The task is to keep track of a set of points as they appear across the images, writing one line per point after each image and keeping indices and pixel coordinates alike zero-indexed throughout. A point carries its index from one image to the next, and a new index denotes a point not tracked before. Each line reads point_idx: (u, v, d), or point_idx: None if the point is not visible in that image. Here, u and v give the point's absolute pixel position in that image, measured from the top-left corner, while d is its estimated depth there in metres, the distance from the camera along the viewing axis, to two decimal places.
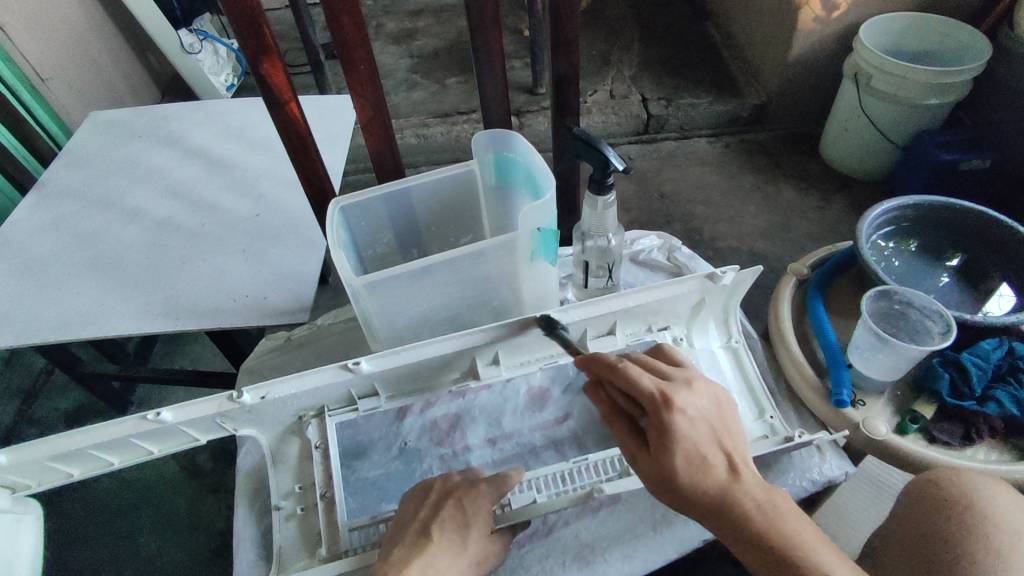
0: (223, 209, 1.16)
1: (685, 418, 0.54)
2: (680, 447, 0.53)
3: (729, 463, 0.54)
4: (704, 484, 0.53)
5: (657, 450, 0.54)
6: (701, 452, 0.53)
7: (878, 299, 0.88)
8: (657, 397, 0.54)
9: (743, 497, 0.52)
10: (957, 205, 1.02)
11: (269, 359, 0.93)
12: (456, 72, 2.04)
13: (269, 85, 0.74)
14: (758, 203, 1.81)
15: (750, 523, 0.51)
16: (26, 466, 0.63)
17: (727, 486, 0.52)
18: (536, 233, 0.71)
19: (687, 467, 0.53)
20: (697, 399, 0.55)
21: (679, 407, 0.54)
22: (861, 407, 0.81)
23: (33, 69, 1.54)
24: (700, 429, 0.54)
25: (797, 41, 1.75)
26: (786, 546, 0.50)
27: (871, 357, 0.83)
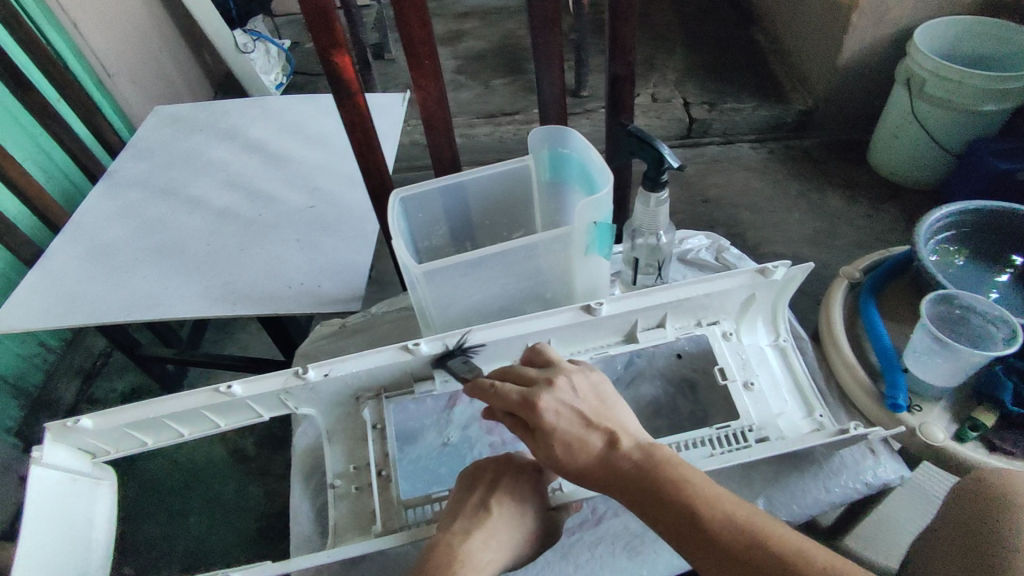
0: (279, 201, 1.21)
1: (550, 411, 0.57)
2: (553, 440, 0.56)
3: (604, 435, 0.56)
4: (587, 465, 0.55)
5: (542, 451, 0.57)
6: (575, 438, 0.56)
7: (938, 303, 0.87)
8: (521, 400, 0.58)
9: (619, 461, 0.54)
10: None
11: (325, 344, 0.96)
12: (501, 74, 2.07)
13: (338, 79, 0.78)
14: (803, 210, 1.78)
15: (634, 486, 0.53)
16: (108, 432, 0.67)
17: (604, 459, 0.55)
18: (592, 227, 0.72)
19: (566, 455, 0.56)
20: (558, 392, 0.58)
21: (537, 403, 0.57)
22: (918, 412, 0.80)
23: (101, 66, 1.62)
24: (567, 417, 0.57)
25: (847, 45, 1.72)
26: (670, 490, 0.51)
27: (928, 360, 0.81)
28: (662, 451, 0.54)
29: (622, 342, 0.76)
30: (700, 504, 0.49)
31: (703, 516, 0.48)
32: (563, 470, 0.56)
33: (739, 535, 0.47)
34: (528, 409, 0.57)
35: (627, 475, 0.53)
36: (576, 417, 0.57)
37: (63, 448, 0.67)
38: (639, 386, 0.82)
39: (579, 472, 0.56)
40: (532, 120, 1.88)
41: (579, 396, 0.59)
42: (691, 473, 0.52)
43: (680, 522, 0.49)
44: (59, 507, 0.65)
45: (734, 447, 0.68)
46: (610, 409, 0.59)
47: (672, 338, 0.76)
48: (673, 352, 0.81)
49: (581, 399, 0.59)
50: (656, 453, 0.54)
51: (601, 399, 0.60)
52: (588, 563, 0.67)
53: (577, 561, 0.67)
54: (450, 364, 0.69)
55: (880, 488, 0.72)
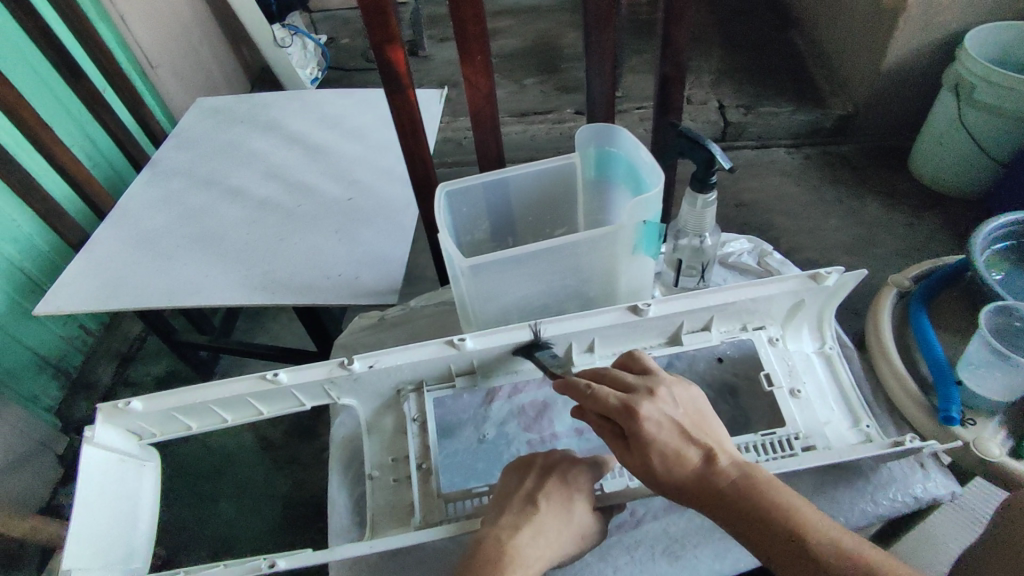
0: (318, 193, 1.22)
1: (652, 422, 0.56)
2: (652, 451, 0.56)
3: (704, 451, 0.56)
4: (685, 477, 0.56)
5: (636, 458, 0.57)
6: (675, 449, 0.56)
7: (997, 315, 0.84)
8: (622, 408, 0.57)
9: (719, 479, 0.55)
10: None
11: (364, 337, 0.97)
12: (535, 73, 2.06)
13: (389, 71, 0.78)
14: (841, 217, 1.75)
15: (733, 503, 0.54)
16: (156, 415, 0.68)
17: (704, 472, 0.55)
18: (641, 227, 0.71)
19: (663, 466, 0.56)
20: (661, 404, 0.57)
21: (642, 415, 0.56)
22: (972, 427, 0.79)
23: (144, 56, 1.65)
24: (669, 429, 0.56)
25: (892, 50, 1.68)
26: (773, 514, 0.52)
27: (985, 375, 0.81)
28: (762, 472, 0.55)
29: (664, 344, 0.76)
30: (804, 530, 0.51)
31: (807, 543, 0.51)
32: (660, 479, 0.56)
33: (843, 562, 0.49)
34: (632, 418, 0.56)
35: (725, 491, 0.55)
36: (677, 429, 0.56)
37: (112, 428, 0.68)
38: None
39: (672, 483, 0.56)
40: (565, 120, 1.87)
41: (679, 407, 0.58)
42: (794, 497, 0.53)
43: (779, 545, 0.52)
44: (108, 486, 0.66)
45: (779, 455, 0.66)
46: (707, 423, 0.59)
47: (717, 342, 0.75)
48: (715, 355, 0.79)
49: (680, 411, 0.58)
50: (756, 474, 0.55)
51: (698, 411, 0.59)
52: (627, 565, 0.66)
53: (616, 562, 0.67)
54: (540, 356, 0.70)
55: (931, 502, 0.70)
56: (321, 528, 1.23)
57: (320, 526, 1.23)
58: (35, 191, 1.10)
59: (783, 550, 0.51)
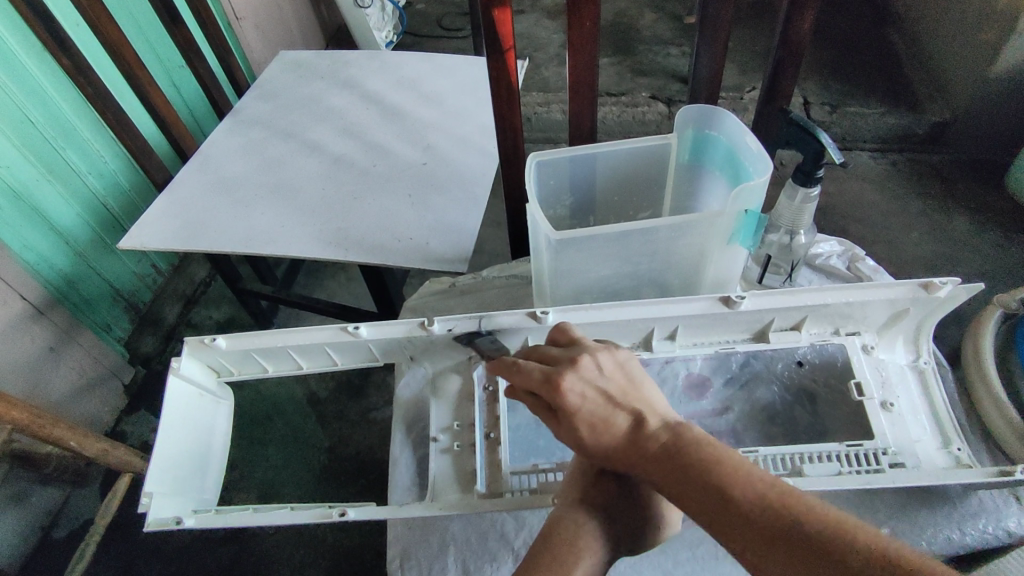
0: (393, 154, 1.21)
1: (575, 392, 0.54)
2: (577, 422, 0.54)
3: (632, 415, 0.53)
4: (616, 446, 0.53)
5: (565, 431, 0.55)
6: (601, 418, 0.53)
7: None
8: (544, 380, 0.55)
9: (646, 443, 0.51)
10: None
11: (433, 300, 0.96)
12: (611, 53, 2.01)
13: (493, 33, 0.76)
14: (923, 231, 1.65)
15: (664, 465, 0.50)
16: (237, 354, 0.70)
17: (632, 438, 0.52)
18: (741, 216, 0.68)
19: (592, 436, 0.53)
20: (583, 373, 0.55)
21: (562, 383, 0.54)
22: None
23: (231, 9, 1.68)
24: (593, 399, 0.54)
25: (1006, 54, 1.56)
26: (699, 470, 0.48)
27: None
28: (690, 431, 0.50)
29: (750, 340, 0.73)
30: (731, 483, 0.46)
31: (735, 495, 0.45)
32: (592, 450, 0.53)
33: (768, 509, 0.44)
34: (552, 390, 0.54)
35: (655, 455, 0.51)
36: (602, 397, 0.54)
37: (196, 362, 0.70)
38: (754, 389, 0.73)
39: (601, 452, 0.54)
40: (639, 103, 1.82)
41: (604, 374, 0.56)
42: (723, 451, 0.48)
43: (710, 503, 0.46)
44: (187, 417, 0.69)
45: (864, 469, 0.63)
46: (637, 387, 0.56)
47: (806, 343, 0.72)
48: (794, 359, 0.73)
49: (607, 378, 0.55)
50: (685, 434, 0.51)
51: (629, 377, 0.56)
52: (688, 561, 0.66)
53: (677, 557, 0.66)
54: (478, 342, 0.69)
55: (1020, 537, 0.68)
56: (362, 486, 1.25)
57: (362, 483, 1.25)
58: (129, 129, 1.13)
59: (714, 505, 0.46)
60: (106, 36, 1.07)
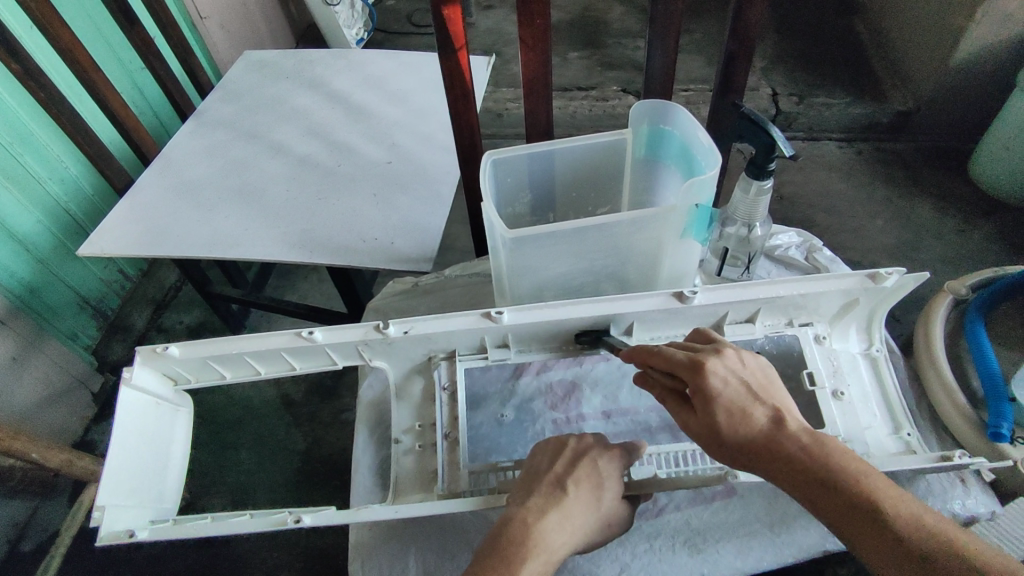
0: (358, 154, 1.20)
1: (717, 377, 0.53)
2: (716, 406, 0.53)
3: (772, 413, 0.52)
4: (752, 439, 0.51)
5: (699, 416, 0.54)
6: (741, 407, 0.52)
7: None
8: (687, 362, 0.55)
9: (788, 441, 0.50)
10: None
11: (396, 301, 0.94)
12: (580, 47, 2.01)
13: (445, 31, 0.76)
14: (887, 219, 1.69)
15: (804, 466, 0.49)
16: (193, 362, 0.69)
17: (771, 435, 0.51)
18: (693, 210, 0.68)
19: (729, 425, 0.52)
20: (727, 361, 0.55)
21: (709, 368, 0.54)
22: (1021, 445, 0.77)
23: (194, 7, 1.64)
24: (735, 386, 0.53)
25: (965, 43, 1.60)
26: (848, 481, 0.48)
27: None
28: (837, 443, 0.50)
29: None
30: (882, 503, 0.46)
31: (888, 516, 0.45)
32: (727, 442, 0.52)
33: (929, 540, 0.44)
34: (695, 371, 0.54)
35: (797, 454, 0.50)
36: (742, 387, 0.53)
37: (150, 370, 0.69)
38: None
39: (736, 445, 0.52)
40: (609, 97, 1.83)
41: (747, 369, 0.55)
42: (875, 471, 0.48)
43: (857, 518, 0.46)
44: (142, 427, 0.68)
45: None
46: (775, 390, 0.55)
47: (760, 335, 0.72)
48: (752, 348, 0.73)
49: (749, 373, 0.55)
50: (829, 442, 0.50)
51: (768, 378, 0.56)
52: (645, 553, 0.68)
53: (635, 550, 0.69)
54: (609, 339, 0.69)
55: (967, 518, 0.70)
56: (335, 486, 1.25)
57: (336, 484, 1.24)
58: (86, 134, 1.11)
59: (864, 522, 0.46)
60: (57, 39, 1.04)
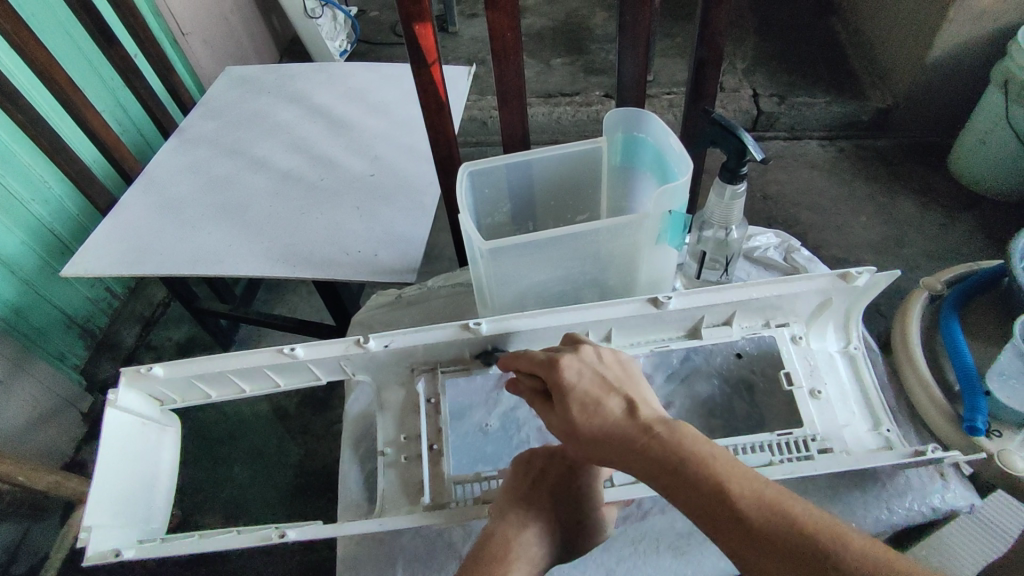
0: (340, 167, 1.21)
1: (572, 370, 0.57)
2: (571, 398, 0.55)
3: (624, 401, 0.54)
4: (603, 427, 0.53)
5: (558, 413, 0.56)
6: (593, 397, 0.55)
7: None
8: (546, 361, 0.58)
9: (636, 425, 0.52)
10: None
11: (380, 314, 0.94)
12: (564, 53, 2.03)
13: (417, 46, 0.77)
14: (870, 216, 1.71)
15: (655, 451, 0.49)
16: (177, 381, 0.69)
17: (621, 420, 0.53)
18: (666, 216, 0.69)
19: (583, 416, 0.54)
20: (582, 358, 0.58)
21: (563, 366, 0.57)
22: (997, 438, 0.79)
23: (176, 24, 1.65)
24: (589, 379, 0.56)
25: (939, 39, 1.62)
26: (689, 460, 0.48)
27: (1015, 386, 0.80)
28: (687, 426, 0.50)
29: (684, 337, 0.74)
30: (728, 479, 0.46)
31: (733, 490, 0.45)
32: (584, 434, 0.53)
33: (767, 516, 0.44)
34: (552, 370, 0.57)
35: (644, 438, 0.50)
36: (597, 379, 0.56)
37: (135, 392, 0.69)
38: (694, 383, 0.78)
39: (590, 434, 0.53)
40: (593, 103, 1.84)
41: (604, 363, 0.58)
42: (719, 450, 0.48)
43: (705, 500, 0.46)
44: (127, 449, 0.68)
45: (795, 456, 0.65)
46: (633, 383, 0.57)
47: (738, 337, 0.73)
48: (733, 351, 0.78)
49: (605, 366, 0.58)
50: (678, 425, 0.51)
51: (628, 371, 0.58)
52: (631, 557, 0.69)
53: (620, 555, 0.69)
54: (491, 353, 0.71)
55: (946, 512, 0.71)
56: (328, 499, 1.25)
57: (329, 496, 1.24)
58: (67, 154, 1.11)
59: (714, 504, 0.45)
60: (36, 61, 1.05)
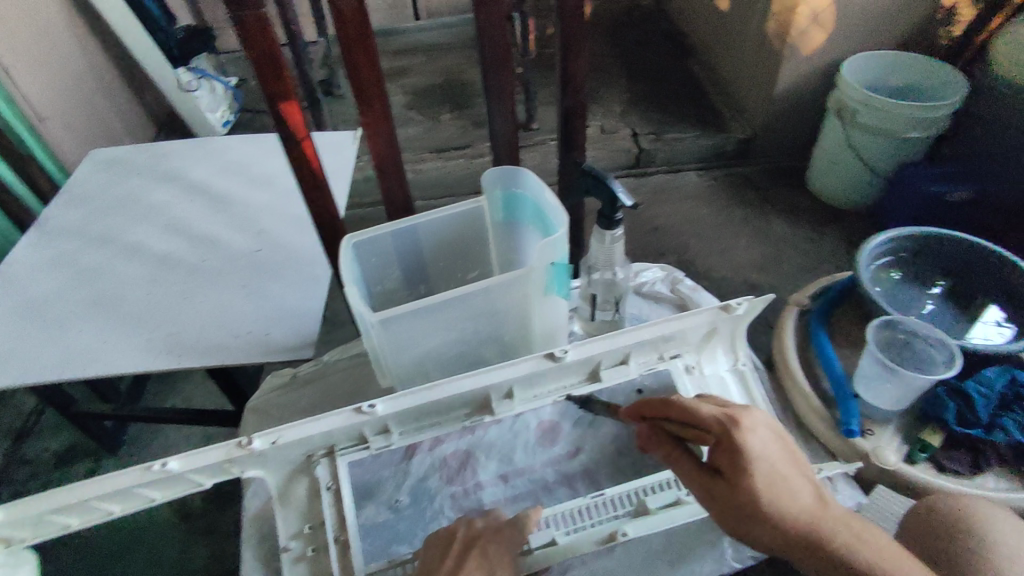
0: (223, 245, 1.16)
1: (758, 443, 0.57)
2: (762, 474, 0.56)
3: (803, 482, 0.57)
4: (791, 509, 0.55)
5: (736, 480, 0.56)
6: (779, 475, 0.56)
7: (884, 328, 0.92)
8: (726, 427, 0.58)
9: (818, 513, 0.56)
10: (951, 238, 1.03)
11: (277, 398, 0.87)
12: (452, 108, 2.08)
13: (285, 123, 0.75)
14: (749, 237, 1.86)
15: (827, 546, 0.55)
16: (29, 519, 0.61)
17: (808, 505, 0.56)
18: (550, 268, 0.72)
19: (772, 495, 0.55)
20: (758, 426, 0.58)
21: (753, 451, 0.56)
22: (871, 437, 0.86)
23: (30, 109, 1.53)
24: (772, 452, 0.57)
25: (782, 75, 1.83)
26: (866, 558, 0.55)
27: (878, 387, 0.87)
28: (854, 520, 0.57)
29: (585, 383, 0.73)
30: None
31: None
32: (764, 522, 0.55)
33: None
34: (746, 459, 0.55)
35: (826, 530, 0.56)
36: (781, 453, 0.58)
37: None
38: (600, 426, 0.80)
39: (777, 511, 0.55)
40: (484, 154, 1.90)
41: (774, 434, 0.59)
42: (882, 547, 0.57)
43: None
44: None
45: None
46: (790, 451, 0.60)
47: (636, 375, 0.74)
48: (635, 387, 0.81)
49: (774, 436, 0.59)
50: (850, 520, 0.57)
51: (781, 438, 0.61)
52: None
53: None
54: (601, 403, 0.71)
55: None
56: None
57: None
58: None
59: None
60: None
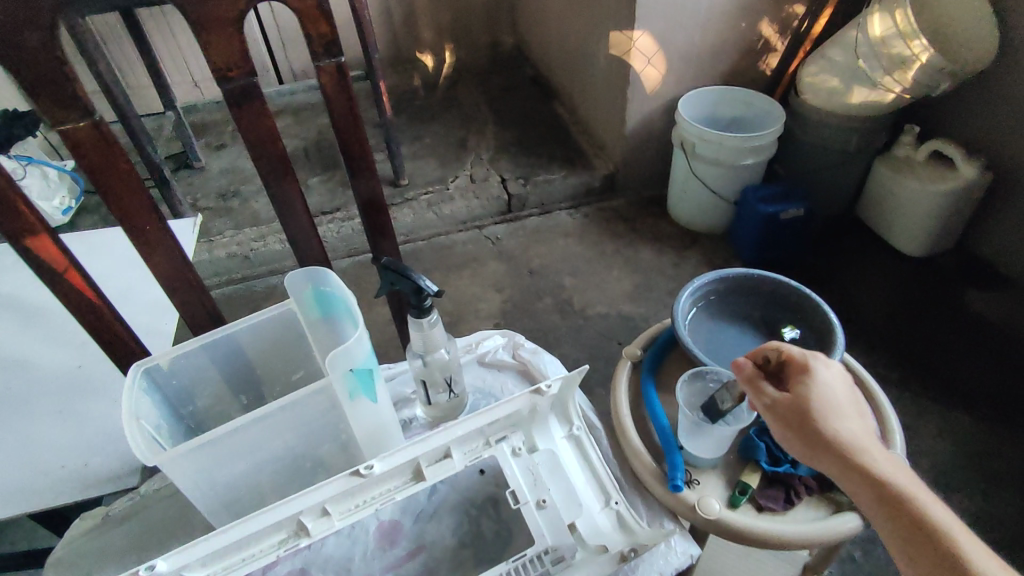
0: (36, 366, 1.12)
1: (827, 375, 0.70)
2: (816, 389, 0.68)
3: (857, 418, 0.67)
4: (827, 422, 0.66)
5: (795, 392, 0.69)
6: (833, 401, 0.68)
7: (693, 380, 0.91)
8: (801, 361, 0.71)
9: (851, 436, 0.65)
10: (777, 283, 1.09)
11: (88, 544, 0.80)
12: (318, 171, 2.03)
13: (40, 259, 0.73)
14: (620, 269, 1.93)
15: (868, 464, 0.63)
16: None
17: (847, 428, 0.66)
18: (349, 374, 0.69)
19: (810, 404, 0.67)
20: (840, 374, 0.71)
21: (814, 376, 0.69)
22: (696, 487, 0.88)
23: None
24: (841, 389, 0.70)
25: (630, 115, 1.93)
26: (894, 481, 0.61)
27: (696, 441, 0.88)
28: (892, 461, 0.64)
29: (410, 482, 0.73)
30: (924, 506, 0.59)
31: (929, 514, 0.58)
32: (822, 431, 0.65)
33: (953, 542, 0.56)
34: (808, 379, 0.69)
35: (856, 448, 0.64)
36: (850, 395, 0.70)
37: None
38: (440, 519, 0.79)
39: (811, 416, 0.67)
40: (353, 217, 1.85)
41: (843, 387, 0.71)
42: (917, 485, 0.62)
43: (889, 504, 0.60)
44: None
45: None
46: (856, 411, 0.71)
47: (460, 467, 0.73)
48: (477, 468, 0.83)
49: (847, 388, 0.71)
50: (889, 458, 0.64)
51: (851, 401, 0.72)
52: None
53: None
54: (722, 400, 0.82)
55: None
56: None
57: None
58: None
59: (906, 515, 0.59)
60: None
